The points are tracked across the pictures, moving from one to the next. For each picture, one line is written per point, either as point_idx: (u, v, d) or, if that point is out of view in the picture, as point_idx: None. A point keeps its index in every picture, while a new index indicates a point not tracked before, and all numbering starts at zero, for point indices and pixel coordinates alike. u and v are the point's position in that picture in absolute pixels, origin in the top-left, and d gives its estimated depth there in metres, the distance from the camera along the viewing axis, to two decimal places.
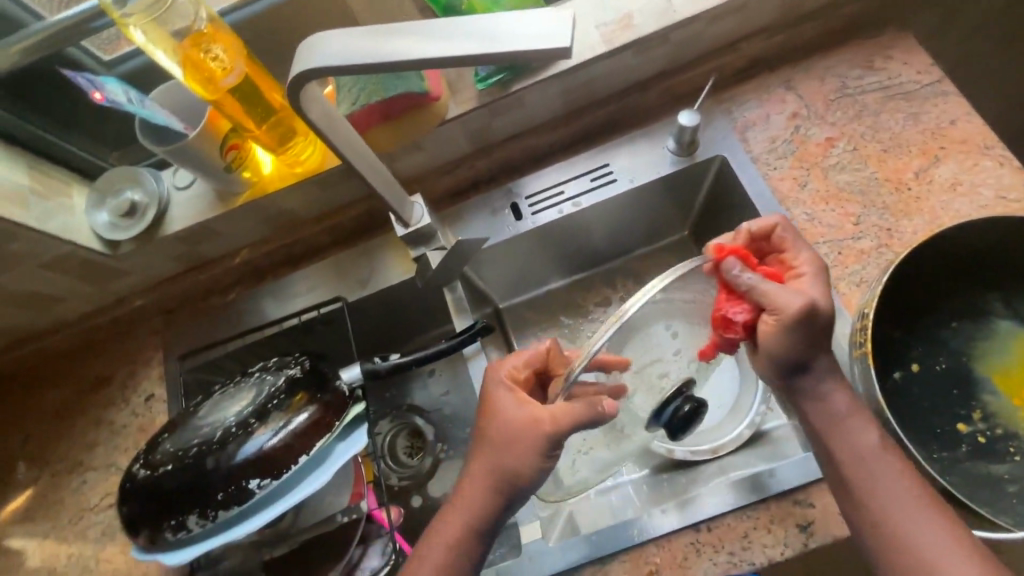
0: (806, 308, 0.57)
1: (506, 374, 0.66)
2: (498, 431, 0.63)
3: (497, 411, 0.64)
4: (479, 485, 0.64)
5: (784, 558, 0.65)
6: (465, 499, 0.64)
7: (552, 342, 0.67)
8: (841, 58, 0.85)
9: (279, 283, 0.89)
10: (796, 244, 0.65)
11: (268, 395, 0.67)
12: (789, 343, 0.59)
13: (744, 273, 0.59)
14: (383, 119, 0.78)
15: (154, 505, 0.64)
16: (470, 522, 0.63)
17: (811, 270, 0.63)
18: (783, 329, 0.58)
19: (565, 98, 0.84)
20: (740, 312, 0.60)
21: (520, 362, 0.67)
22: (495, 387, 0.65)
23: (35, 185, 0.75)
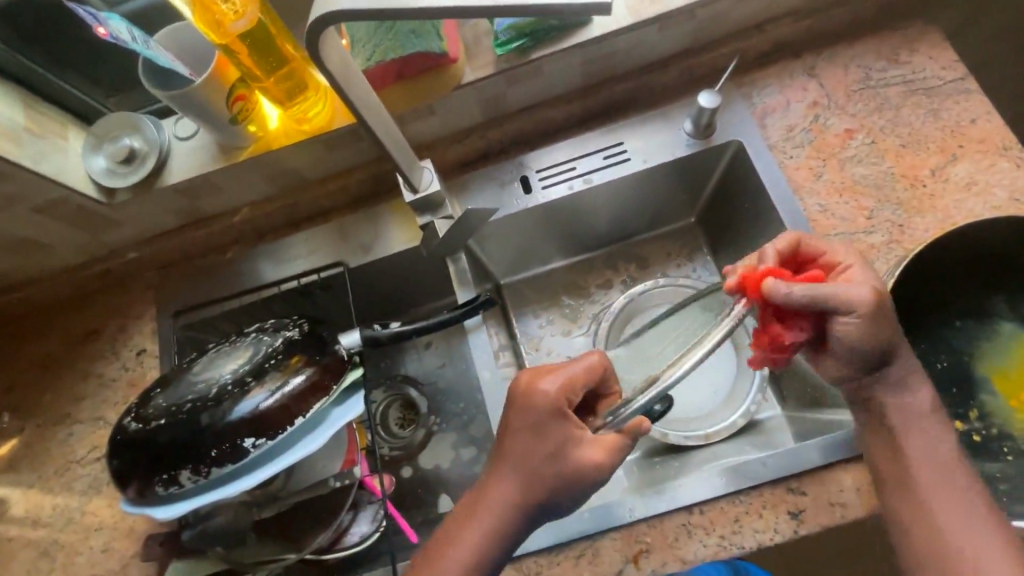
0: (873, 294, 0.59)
1: (560, 386, 0.59)
2: (523, 423, 0.59)
3: (520, 410, 0.59)
4: (495, 482, 0.59)
5: (774, 543, 0.66)
6: (480, 501, 0.60)
7: (601, 355, 0.62)
8: (866, 49, 0.83)
9: (279, 244, 0.87)
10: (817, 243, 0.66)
11: (265, 355, 0.66)
12: (878, 327, 0.59)
13: (796, 289, 0.58)
14: (398, 79, 0.76)
15: (146, 458, 0.63)
16: (489, 530, 0.58)
17: (854, 263, 0.64)
18: (866, 319, 0.59)
19: (585, 71, 0.81)
20: (791, 332, 0.61)
21: (575, 379, 0.60)
22: (549, 407, 0.58)
23: (30, 124, 0.72)
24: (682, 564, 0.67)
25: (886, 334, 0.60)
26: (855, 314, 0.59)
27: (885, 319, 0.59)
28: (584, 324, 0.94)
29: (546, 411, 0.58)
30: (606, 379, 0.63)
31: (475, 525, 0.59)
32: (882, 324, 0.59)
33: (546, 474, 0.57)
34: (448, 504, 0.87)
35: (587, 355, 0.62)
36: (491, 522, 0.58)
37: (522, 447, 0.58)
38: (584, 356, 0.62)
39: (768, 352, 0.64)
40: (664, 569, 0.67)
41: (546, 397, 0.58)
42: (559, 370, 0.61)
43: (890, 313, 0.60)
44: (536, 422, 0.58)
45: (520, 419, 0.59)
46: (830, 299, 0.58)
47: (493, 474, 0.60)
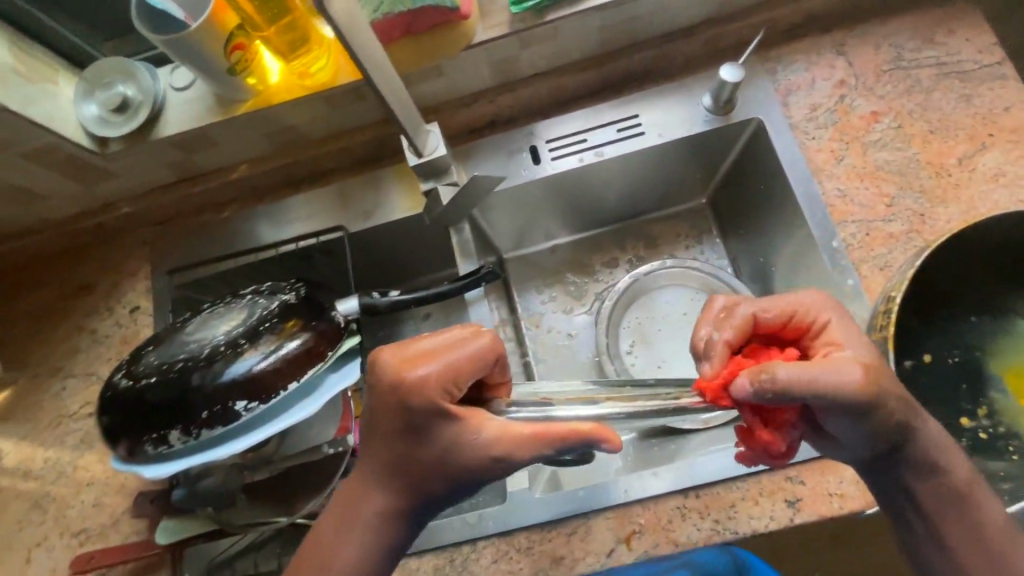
0: (867, 374, 0.51)
1: (437, 376, 0.51)
2: (396, 421, 0.52)
3: (390, 400, 0.52)
4: (373, 484, 0.54)
5: (769, 530, 0.65)
6: (358, 502, 0.54)
7: (491, 336, 0.54)
8: (900, 27, 0.79)
9: (278, 206, 0.85)
10: (775, 311, 0.60)
11: (260, 318, 0.65)
12: (880, 404, 0.52)
13: (767, 385, 0.51)
14: (405, 34, 0.72)
15: (134, 416, 0.62)
16: (370, 535, 0.54)
17: (835, 317, 0.59)
18: (868, 405, 0.51)
19: (603, 36, 0.77)
20: (782, 433, 0.58)
21: (464, 368, 0.52)
22: (432, 402, 0.51)
23: (18, 66, 0.69)
24: (675, 546, 0.66)
25: (892, 413, 0.52)
26: (851, 405, 0.51)
27: (886, 391, 0.52)
28: (587, 302, 0.93)
29: (429, 409, 0.51)
30: (499, 365, 0.56)
31: (354, 527, 0.54)
32: (885, 402, 0.52)
33: (427, 482, 0.53)
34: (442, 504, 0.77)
35: (469, 331, 0.54)
36: (370, 525, 0.54)
37: (407, 459, 0.53)
38: (470, 337, 0.54)
39: (763, 456, 0.60)
40: (656, 550, 0.66)
41: (423, 390, 0.51)
42: (440, 352, 0.53)
43: (885, 378, 0.53)
44: (408, 422, 0.52)
45: (390, 417, 0.52)
46: (823, 392, 0.51)
47: (371, 474, 0.54)
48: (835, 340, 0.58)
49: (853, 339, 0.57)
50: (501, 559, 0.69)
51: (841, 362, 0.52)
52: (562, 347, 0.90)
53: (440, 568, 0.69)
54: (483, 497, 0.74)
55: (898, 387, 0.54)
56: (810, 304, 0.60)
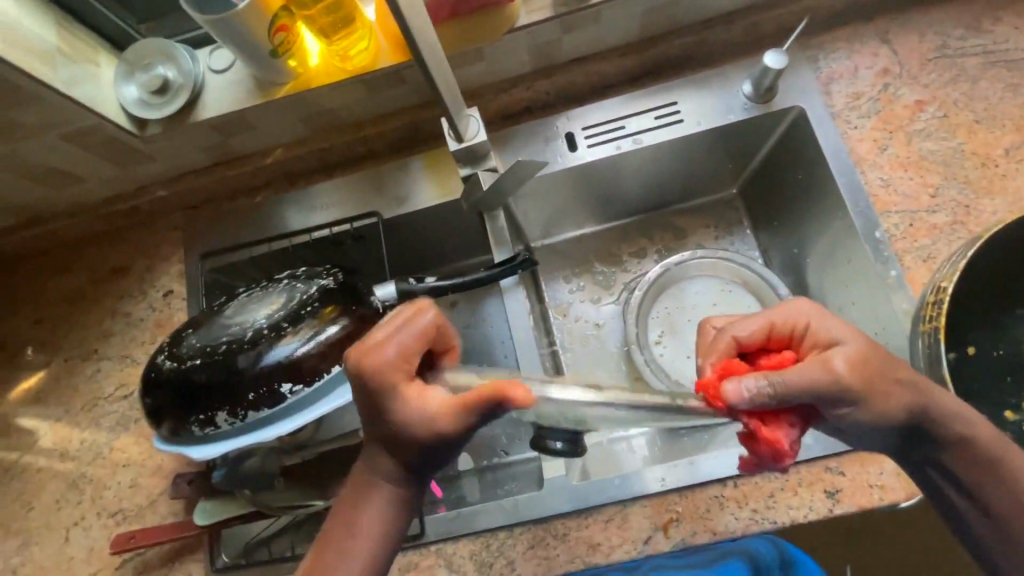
0: (852, 364, 0.50)
1: (390, 355, 0.50)
2: (366, 403, 0.51)
3: (360, 387, 0.50)
4: (370, 467, 0.52)
5: (807, 521, 0.65)
6: (361, 487, 0.53)
7: (431, 305, 0.53)
8: (945, 15, 0.78)
9: (310, 191, 0.84)
10: (751, 324, 0.59)
11: (300, 302, 0.65)
12: (877, 389, 0.50)
13: (760, 388, 0.50)
14: (451, 16, 0.72)
15: (179, 398, 0.62)
16: (380, 514, 0.52)
17: (812, 317, 0.55)
18: (860, 393, 0.50)
19: (644, 21, 0.76)
20: (787, 432, 0.52)
21: (411, 345, 0.51)
22: (391, 382, 0.49)
23: (62, 46, 0.68)
24: (713, 535, 0.66)
25: (894, 396, 0.51)
26: (842, 396, 0.50)
27: (877, 377, 0.50)
28: (615, 291, 0.92)
29: (389, 390, 0.49)
30: (445, 335, 0.54)
31: (360, 512, 0.52)
32: (878, 387, 0.50)
33: (415, 458, 0.51)
34: (475, 490, 0.79)
35: (413, 311, 0.53)
36: (377, 506, 0.52)
37: (391, 440, 0.51)
38: (413, 315, 0.52)
39: (769, 460, 0.54)
40: (694, 539, 0.67)
41: (381, 371, 0.49)
42: (391, 332, 0.51)
43: (880, 366, 0.51)
44: (378, 406, 0.50)
45: (364, 402, 0.51)
46: (804, 387, 0.49)
47: (367, 458, 0.53)
48: (822, 338, 0.54)
49: (841, 330, 0.54)
50: (537, 545, 0.69)
51: (822, 358, 0.51)
52: (590, 337, 0.90)
53: (476, 553, 0.70)
54: (513, 486, 0.78)
55: (897, 368, 0.52)
56: (789, 308, 0.57)
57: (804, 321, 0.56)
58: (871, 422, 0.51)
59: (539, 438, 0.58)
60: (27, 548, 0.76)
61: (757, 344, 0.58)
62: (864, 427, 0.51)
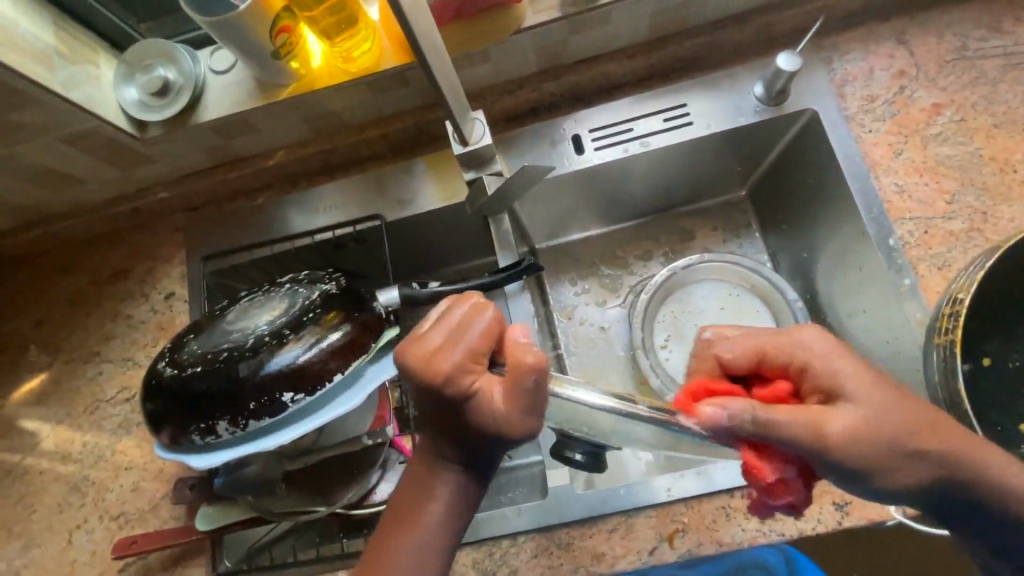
0: (854, 428, 0.48)
1: (456, 360, 0.47)
2: (434, 402, 0.48)
3: (426, 389, 0.47)
4: (440, 464, 0.51)
5: (816, 533, 0.64)
6: (428, 478, 0.51)
7: (487, 303, 0.49)
8: (965, 15, 0.76)
9: (313, 193, 0.83)
10: (746, 345, 0.56)
11: (302, 308, 0.64)
12: (878, 465, 0.48)
13: (743, 416, 0.46)
14: (455, 17, 0.71)
15: (180, 406, 0.61)
16: (446, 505, 0.50)
17: (827, 359, 0.52)
18: (855, 466, 0.48)
19: (654, 20, 0.74)
20: (773, 467, 0.49)
21: (479, 347, 0.48)
22: (463, 386, 0.47)
23: (61, 47, 0.67)
24: (719, 546, 0.65)
25: (910, 470, 0.49)
26: (836, 460, 0.48)
27: (878, 449, 0.48)
28: (622, 294, 0.91)
29: (461, 394, 0.47)
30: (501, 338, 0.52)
31: (427, 513, 0.50)
32: (884, 458, 0.48)
33: (487, 451, 0.50)
34: None
35: (468, 310, 0.49)
36: (446, 504, 0.51)
37: (461, 437, 0.49)
38: (471, 315, 0.49)
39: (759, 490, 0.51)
40: (700, 550, 0.66)
41: (452, 376, 0.47)
42: (455, 336, 0.48)
43: (892, 432, 0.48)
44: (450, 408, 0.48)
45: (430, 400, 0.48)
46: (788, 446, 0.47)
47: (436, 458, 0.51)
48: (834, 387, 0.51)
49: (852, 381, 0.50)
50: (541, 554, 0.68)
51: (823, 415, 0.48)
52: (595, 340, 0.89)
53: (479, 561, 0.69)
54: (518, 492, 0.77)
55: (922, 441, 0.49)
56: (797, 340, 0.54)
57: (803, 361, 0.53)
58: (861, 489, 0.50)
59: (560, 446, 0.59)
60: (29, 551, 0.76)
61: (749, 366, 0.56)
62: (858, 491, 0.51)
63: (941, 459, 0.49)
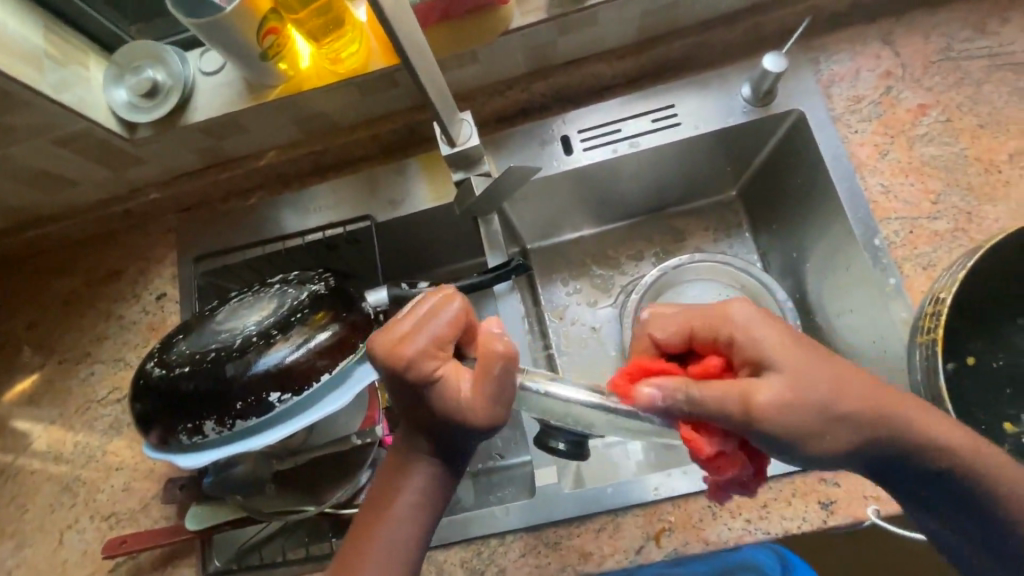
0: (778, 396, 0.46)
1: (418, 348, 0.47)
2: (399, 390, 0.48)
3: (392, 377, 0.48)
4: (414, 454, 0.51)
5: (801, 531, 0.64)
6: (401, 467, 0.51)
7: (455, 293, 0.50)
8: (951, 16, 0.76)
9: (304, 194, 0.83)
10: (675, 322, 0.55)
11: (290, 308, 0.64)
12: (810, 434, 0.46)
13: (675, 395, 0.48)
14: (442, 19, 0.71)
15: (168, 406, 0.62)
16: (419, 495, 0.50)
17: (751, 328, 0.49)
18: (786, 437, 0.46)
19: (642, 21, 0.75)
20: (713, 441, 0.48)
21: (444, 334, 0.48)
22: (427, 372, 0.47)
23: (50, 49, 0.68)
24: (705, 545, 0.66)
25: (841, 436, 0.46)
26: (762, 431, 0.46)
27: (808, 418, 0.46)
28: (613, 294, 0.91)
29: (427, 379, 0.47)
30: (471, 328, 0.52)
31: (400, 501, 0.50)
32: (812, 426, 0.46)
33: (460, 440, 0.50)
34: (469, 495, 0.79)
35: (436, 300, 0.49)
36: (419, 493, 0.50)
37: (432, 424, 0.50)
38: (438, 303, 0.49)
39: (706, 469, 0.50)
40: (686, 548, 0.66)
41: (416, 362, 0.47)
42: (421, 323, 0.48)
43: (818, 398, 0.46)
44: (415, 395, 0.48)
45: (397, 386, 0.48)
46: (719, 422, 0.47)
47: (410, 447, 0.51)
48: (756, 356, 0.49)
49: (780, 350, 0.48)
50: (529, 553, 0.69)
51: (745, 387, 0.47)
52: (587, 340, 0.89)
53: (467, 560, 0.70)
54: (509, 491, 0.78)
55: (856, 406, 0.46)
56: (719, 312, 0.51)
57: (726, 333, 0.50)
58: (799, 460, 0.48)
59: (543, 436, 0.60)
60: (21, 550, 0.76)
61: (681, 342, 0.55)
62: (799, 463, 0.48)
63: (878, 424, 0.46)
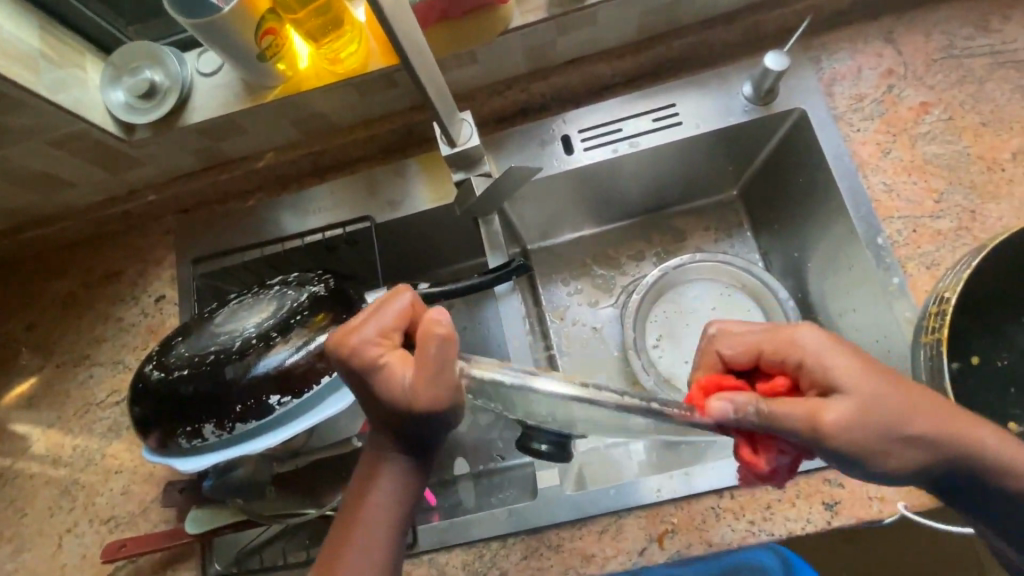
0: (845, 418, 0.45)
1: (363, 336, 0.47)
2: (351, 382, 0.48)
3: (342, 368, 0.48)
4: (382, 452, 0.50)
5: (805, 533, 0.64)
6: (372, 467, 0.51)
7: (407, 286, 0.50)
8: (952, 13, 0.76)
9: (302, 194, 0.83)
10: (743, 342, 0.54)
11: (290, 310, 0.64)
12: (872, 452, 0.46)
13: (746, 408, 0.46)
14: (441, 19, 0.71)
15: (167, 409, 0.61)
16: (391, 493, 0.50)
17: (822, 354, 0.48)
18: (850, 455, 0.46)
19: (642, 20, 0.74)
20: (770, 457, 0.49)
21: (390, 323, 0.48)
22: (372, 359, 0.46)
23: (46, 50, 0.67)
24: (708, 547, 0.65)
25: (902, 456, 0.46)
26: (829, 450, 0.46)
27: (875, 439, 0.46)
28: (615, 294, 0.91)
29: (371, 369, 0.46)
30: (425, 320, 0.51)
31: (371, 502, 0.50)
32: (875, 447, 0.46)
33: (426, 437, 0.49)
34: (471, 497, 0.79)
35: (387, 293, 0.50)
36: (390, 492, 0.50)
37: (390, 422, 0.49)
38: (388, 296, 0.49)
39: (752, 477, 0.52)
40: (689, 550, 0.66)
41: (361, 350, 0.46)
42: (369, 314, 0.48)
43: (884, 420, 0.46)
44: (366, 387, 0.47)
45: (349, 378, 0.48)
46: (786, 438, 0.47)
47: (377, 446, 0.51)
48: (824, 379, 0.48)
49: (849, 374, 0.47)
50: (531, 556, 0.68)
51: (814, 407, 0.46)
52: (589, 340, 0.89)
53: (469, 563, 0.69)
54: (512, 493, 0.77)
55: (920, 428, 0.46)
56: (787, 336, 0.51)
57: (796, 355, 0.50)
58: (864, 475, 0.48)
59: (525, 439, 0.59)
60: (20, 555, 0.76)
61: (748, 361, 0.54)
62: (859, 477, 0.49)
63: (945, 445, 0.46)
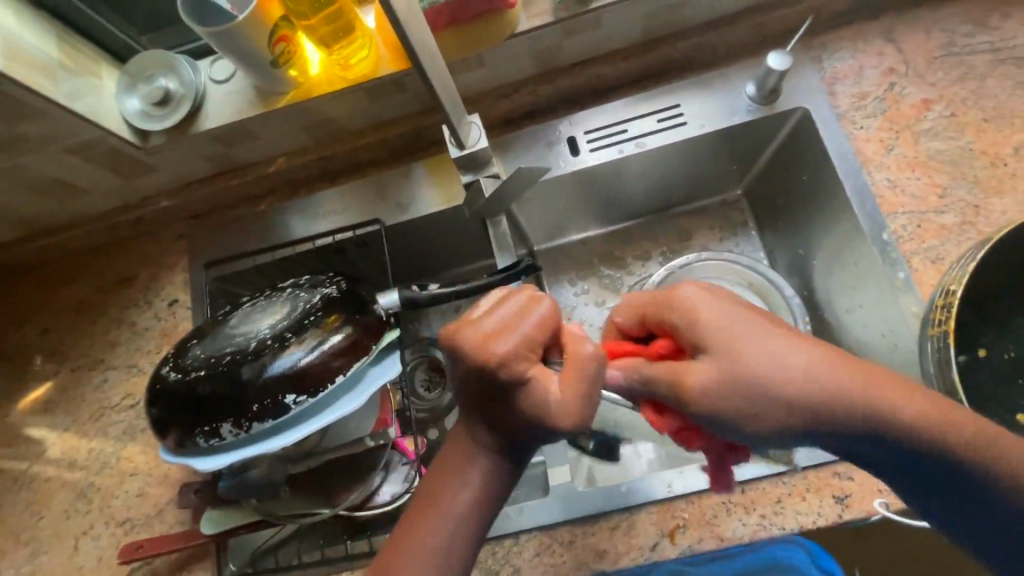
0: (708, 379, 0.49)
1: (514, 346, 0.46)
2: (483, 388, 0.47)
3: (479, 373, 0.46)
4: (473, 449, 0.51)
5: (816, 526, 0.64)
6: (459, 464, 0.51)
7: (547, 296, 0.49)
8: (953, 11, 0.77)
9: (313, 198, 0.84)
10: (628, 308, 0.58)
11: (303, 311, 0.65)
12: (742, 416, 0.49)
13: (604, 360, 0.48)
14: (451, 23, 0.72)
15: (185, 409, 0.62)
16: (476, 491, 0.50)
17: (688, 314, 0.51)
18: (717, 417, 0.49)
19: (647, 22, 0.76)
20: (670, 420, 0.54)
21: (538, 335, 0.47)
22: (520, 372, 0.46)
23: (64, 60, 0.69)
24: (720, 541, 0.66)
25: (772, 420, 0.49)
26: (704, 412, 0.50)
27: (740, 402, 0.49)
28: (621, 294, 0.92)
29: (519, 379, 0.46)
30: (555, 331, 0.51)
31: (456, 498, 0.50)
32: (740, 410, 0.49)
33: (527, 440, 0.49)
34: None
35: (527, 299, 0.48)
36: (475, 490, 0.50)
37: (501, 423, 0.49)
38: (530, 304, 0.48)
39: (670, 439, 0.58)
40: (701, 545, 0.66)
41: (509, 362, 0.46)
42: (514, 322, 0.47)
43: (750, 382, 0.49)
44: (502, 393, 0.47)
45: (482, 385, 0.47)
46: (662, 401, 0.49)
47: (469, 441, 0.51)
48: (693, 340, 0.51)
49: (717, 334, 0.50)
50: (544, 552, 0.69)
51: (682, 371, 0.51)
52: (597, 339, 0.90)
53: (482, 560, 0.70)
54: (522, 492, 0.77)
55: (792, 393, 0.48)
56: (659, 299, 0.54)
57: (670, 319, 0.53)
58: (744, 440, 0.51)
59: None
60: (37, 557, 0.77)
61: (637, 327, 0.58)
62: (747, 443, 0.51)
63: (819, 410, 0.48)
